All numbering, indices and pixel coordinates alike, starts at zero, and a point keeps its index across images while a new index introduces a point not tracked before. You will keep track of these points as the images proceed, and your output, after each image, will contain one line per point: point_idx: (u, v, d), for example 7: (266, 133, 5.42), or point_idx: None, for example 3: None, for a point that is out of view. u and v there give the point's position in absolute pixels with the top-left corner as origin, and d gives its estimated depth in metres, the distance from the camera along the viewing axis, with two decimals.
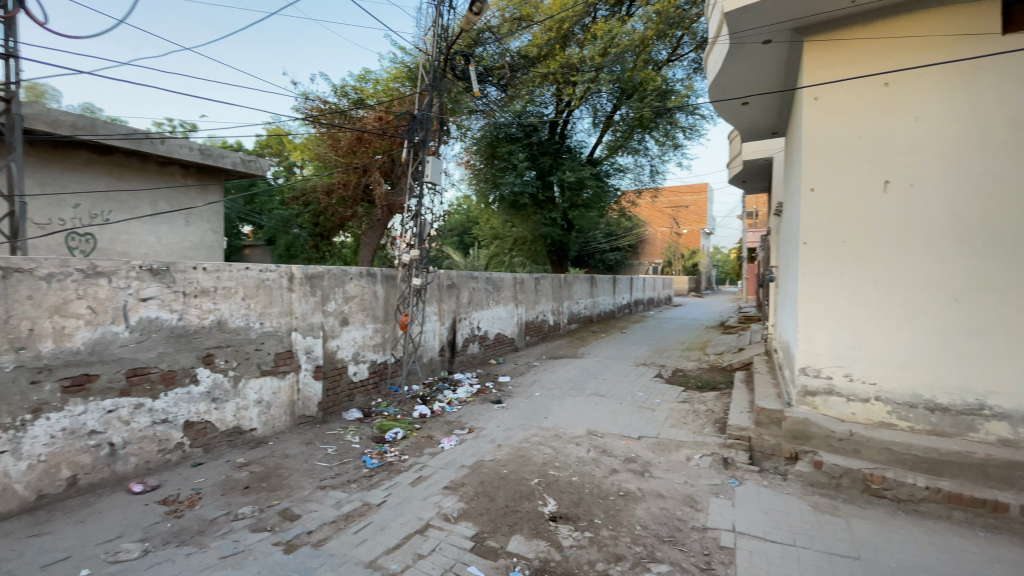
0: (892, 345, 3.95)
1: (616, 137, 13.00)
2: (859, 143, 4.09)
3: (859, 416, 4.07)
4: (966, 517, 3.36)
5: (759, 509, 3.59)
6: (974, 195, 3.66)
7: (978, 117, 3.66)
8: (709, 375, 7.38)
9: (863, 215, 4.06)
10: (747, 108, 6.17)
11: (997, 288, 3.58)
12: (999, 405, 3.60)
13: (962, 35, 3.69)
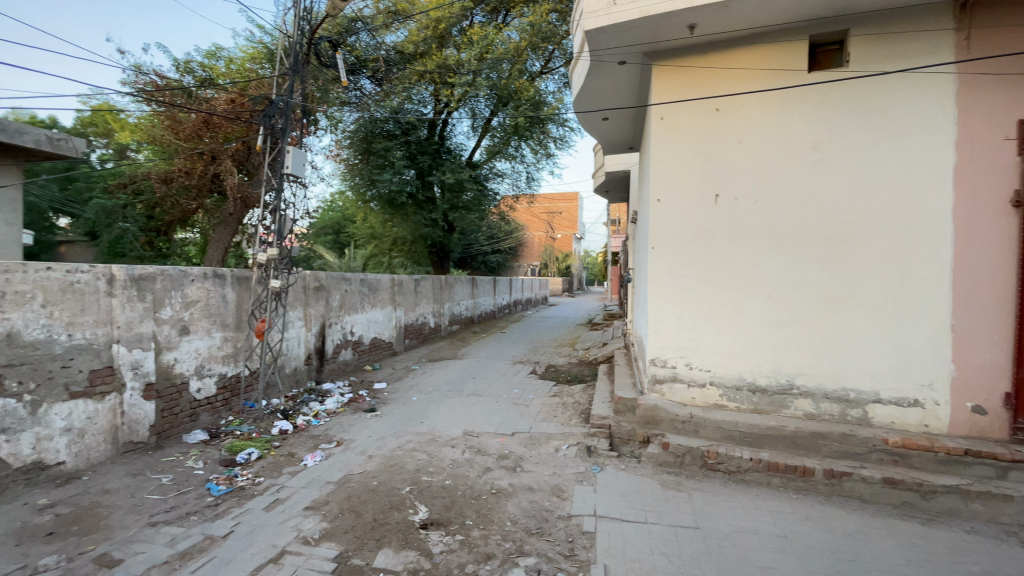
0: (723, 337, 4.56)
1: (494, 142, 13.23)
2: (696, 160, 4.66)
3: (698, 400, 4.64)
4: (783, 482, 3.92)
5: (617, 492, 3.89)
6: (782, 208, 4.36)
7: (784, 143, 4.35)
8: (578, 370, 7.86)
9: (700, 224, 4.64)
10: (607, 122, 6.74)
11: (799, 286, 4.30)
12: (803, 384, 4.29)
13: (773, 72, 4.37)
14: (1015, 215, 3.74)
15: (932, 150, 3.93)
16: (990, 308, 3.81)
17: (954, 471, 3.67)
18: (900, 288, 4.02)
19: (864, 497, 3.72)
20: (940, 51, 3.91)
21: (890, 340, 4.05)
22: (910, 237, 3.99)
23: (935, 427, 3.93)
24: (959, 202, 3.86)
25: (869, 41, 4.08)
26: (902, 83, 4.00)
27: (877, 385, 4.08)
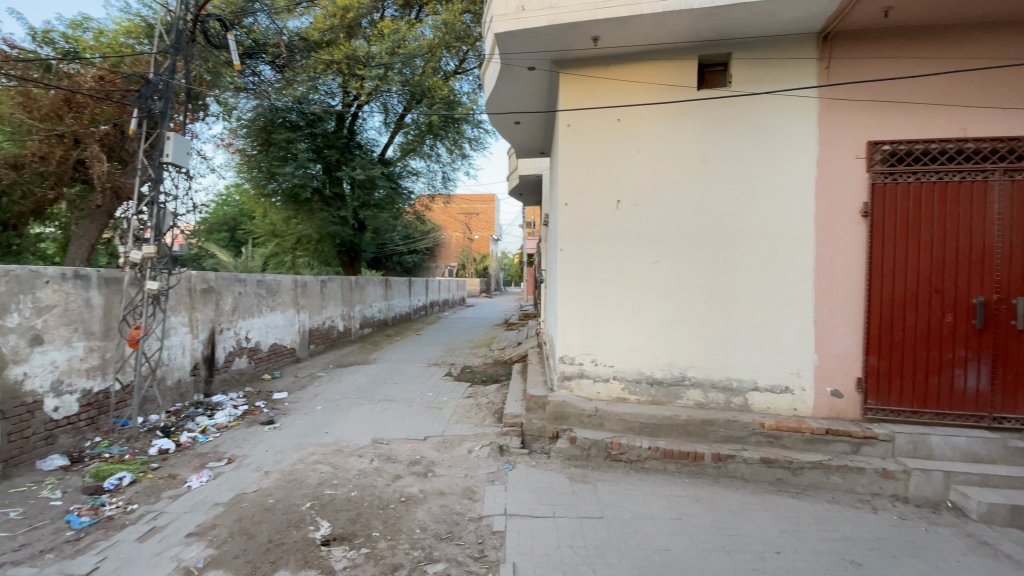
0: (625, 334, 4.82)
1: (407, 139, 12.90)
2: (600, 166, 4.88)
3: (602, 394, 4.86)
4: (677, 468, 4.23)
5: (527, 489, 3.96)
6: (675, 214, 4.71)
7: (678, 154, 4.70)
8: (493, 370, 7.91)
9: (603, 227, 4.87)
10: (519, 126, 6.88)
11: (690, 286, 4.67)
12: (694, 376, 4.66)
13: (668, 86, 4.70)
14: (862, 224, 4.34)
15: (798, 166, 4.45)
16: (843, 304, 4.39)
17: (817, 448, 4.18)
18: (773, 287, 4.50)
19: (745, 476, 4.11)
20: (804, 79, 4.44)
21: (765, 334, 4.52)
22: (781, 242, 4.48)
23: (802, 410, 4.45)
24: (819, 212, 4.41)
25: (747, 65, 4.54)
26: (774, 105, 4.49)
27: (755, 374, 4.54)
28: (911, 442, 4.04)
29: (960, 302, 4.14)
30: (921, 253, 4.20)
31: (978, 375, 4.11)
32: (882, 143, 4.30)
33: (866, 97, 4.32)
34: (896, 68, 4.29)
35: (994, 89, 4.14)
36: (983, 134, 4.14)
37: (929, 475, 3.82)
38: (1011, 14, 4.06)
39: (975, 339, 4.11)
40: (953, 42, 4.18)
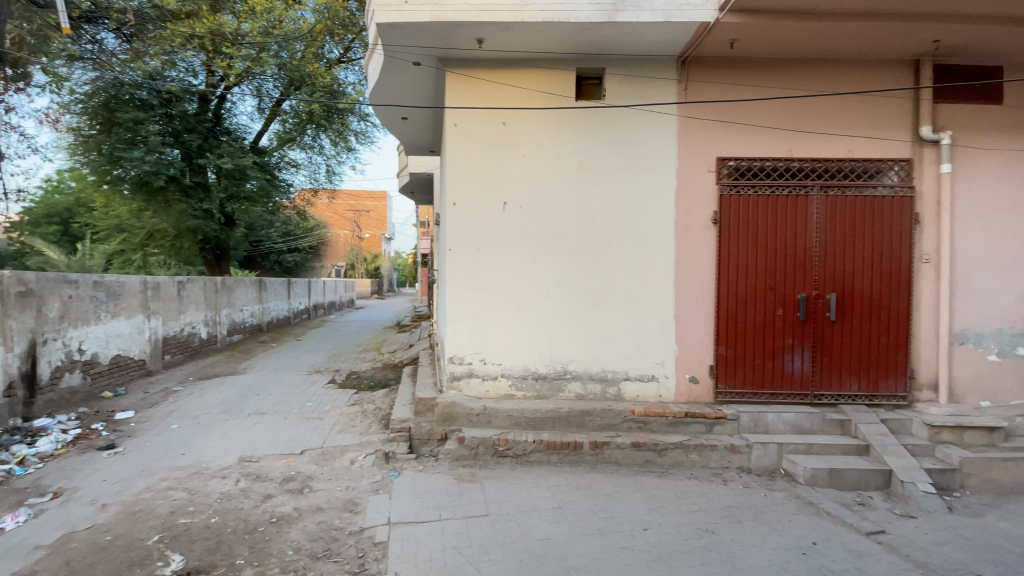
0: (512, 331, 4.94)
1: (286, 128, 11.93)
2: (486, 168, 4.94)
3: (490, 392, 4.93)
4: (559, 459, 4.43)
5: (413, 495, 3.86)
6: (557, 217, 4.93)
7: (559, 159, 4.93)
8: (381, 374, 7.62)
9: (490, 227, 4.94)
10: (407, 122, 6.75)
11: (571, 285, 4.92)
12: (575, 369, 4.92)
13: (549, 94, 4.91)
14: (713, 230, 4.91)
15: (662, 176, 4.91)
16: (699, 301, 4.94)
17: (679, 430, 4.65)
18: (642, 286, 4.93)
19: (619, 461, 4.43)
20: (666, 97, 4.90)
21: (636, 328, 4.93)
22: (648, 245, 4.92)
23: (666, 396, 4.93)
24: (680, 218, 4.91)
25: (619, 80, 4.90)
26: (642, 119, 4.90)
27: (628, 366, 4.92)
28: (753, 419, 4.66)
29: (787, 297, 4.87)
30: (759, 256, 4.87)
31: (802, 359, 4.87)
32: (729, 159, 4.90)
33: (716, 118, 4.89)
34: (740, 93, 4.90)
35: (813, 117, 4.90)
36: (804, 155, 4.90)
37: (766, 447, 4.44)
38: (823, 57, 4.86)
39: (798, 328, 4.87)
40: (782, 75, 4.89)
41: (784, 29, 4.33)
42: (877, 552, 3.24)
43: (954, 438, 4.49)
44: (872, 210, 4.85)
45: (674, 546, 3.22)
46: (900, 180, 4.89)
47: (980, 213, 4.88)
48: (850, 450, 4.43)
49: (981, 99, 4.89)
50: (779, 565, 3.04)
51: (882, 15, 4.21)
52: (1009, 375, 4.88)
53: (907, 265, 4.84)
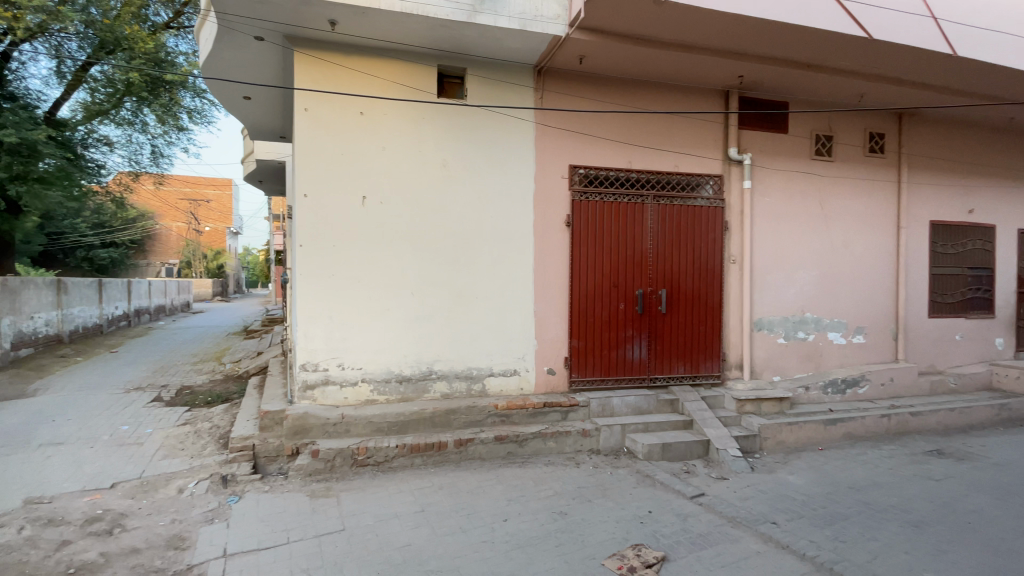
0: (373, 332, 4.72)
1: (95, 98, 9.90)
2: (341, 159, 4.64)
3: (349, 399, 4.65)
4: (423, 461, 4.34)
5: (256, 519, 3.46)
6: (419, 214, 4.82)
7: (420, 155, 4.83)
8: (222, 388, 6.72)
9: (347, 223, 4.65)
10: (250, 103, 6.06)
11: (434, 284, 4.86)
12: (439, 369, 4.87)
13: (410, 88, 4.80)
14: (567, 232, 5.25)
15: (521, 178, 5.10)
16: (556, 298, 5.24)
17: (537, 420, 4.88)
18: (504, 284, 5.07)
19: (482, 456, 4.50)
20: (525, 103, 5.11)
21: (499, 325, 5.06)
22: (509, 244, 5.08)
23: (527, 388, 5.15)
24: (537, 219, 5.16)
25: (480, 82, 4.98)
26: (502, 122, 5.03)
27: (491, 362, 5.03)
28: (601, 404, 5.09)
29: (629, 293, 5.42)
30: (605, 256, 5.33)
31: (641, 348, 5.46)
32: (580, 167, 5.29)
33: (569, 126, 5.24)
34: (590, 105, 5.30)
35: (650, 133, 5.51)
36: (642, 167, 5.49)
37: (612, 429, 4.87)
38: (657, 81, 5.49)
39: (638, 321, 5.45)
40: (625, 92, 5.41)
41: (625, 50, 4.79)
42: (699, 512, 3.75)
43: (755, 408, 5.41)
44: (693, 217, 5.62)
45: (531, 533, 3.36)
46: (714, 192, 5.74)
47: (771, 222, 5.95)
48: (678, 425, 5.08)
49: (772, 128, 5.96)
50: (623, 536, 3.35)
51: (700, 49, 4.90)
52: (791, 354, 6.04)
53: (720, 264, 5.71)
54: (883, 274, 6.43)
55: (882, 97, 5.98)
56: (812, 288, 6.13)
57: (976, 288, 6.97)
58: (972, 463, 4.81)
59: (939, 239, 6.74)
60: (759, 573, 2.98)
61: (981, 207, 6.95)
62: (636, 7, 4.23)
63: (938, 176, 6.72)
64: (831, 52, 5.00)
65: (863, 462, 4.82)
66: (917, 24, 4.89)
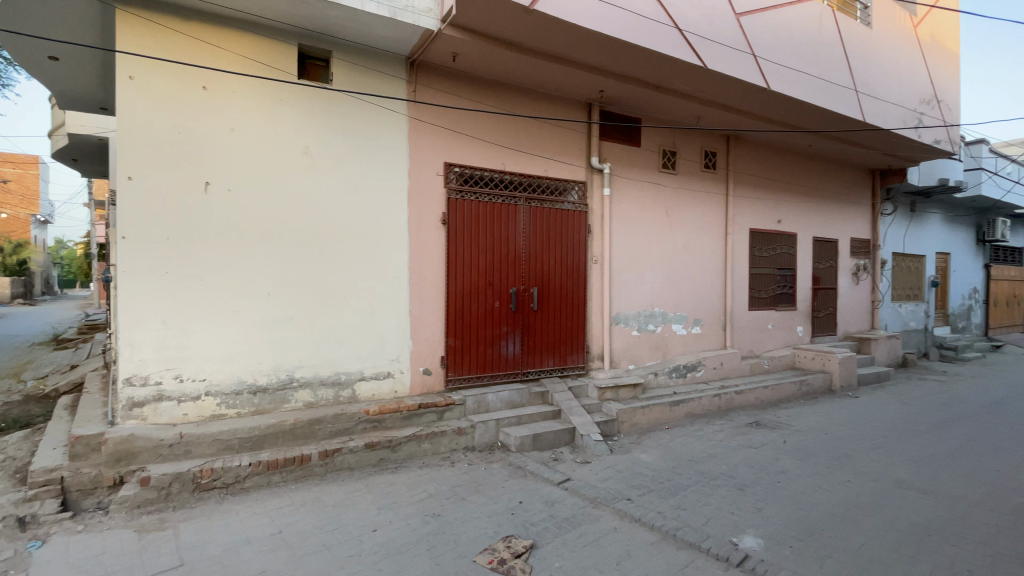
0: (219, 339, 4.20)
1: None
2: (179, 139, 4.05)
3: (190, 416, 4.09)
4: (282, 478, 3.97)
5: (64, 567, 2.86)
6: (277, 206, 4.40)
7: (278, 141, 4.41)
8: (18, 412, 5.47)
9: (186, 214, 4.07)
10: (58, 64, 5.00)
11: (295, 283, 4.48)
12: (301, 376, 4.51)
13: (265, 66, 4.37)
14: (441, 230, 5.19)
15: (392, 172, 4.92)
16: (430, 297, 5.16)
17: (412, 422, 4.76)
18: (376, 284, 4.86)
19: (352, 466, 4.25)
20: (396, 94, 4.94)
21: (368, 327, 4.83)
22: (380, 242, 4.87)
23: (401, 390, 5.01)
24: (410, 216, 5.02)
25: (347, 68, 4.70)
26: (372, 112, 4.81)
27: (362, 365, 4.79)
28: (476, 401, 5.14)
29: (502, 292, 5.54)
30: (480, 255, 5.39)
31: (514, 345, 5.62)
32: (455, 165, 5.27)
33: (443, 123, 5.19)
34: (464, 104, 5.32)
35: (521, 136, 5.70)
36: (514, 169, 5.65)
37: (486, 425, 4.95)
38: (527, 86, 5.70)
39: (511, 318, 5.60)
40: (498, 95, 5.53)
41: (497, 53, 4.89)
42: (564, 497, 3.98)
43: (614, 395, 5.92)
44: (561, 219, 5.95)
45: (401, 540, 3.26)
46: (579, 197, 6.14)
47: (627, 226, 6.54)
48: (548, 415, 5.35)
49: (628, 141, 6.55)
50: (494, 530, 3.42)
51: (566, 60, 5.19)
52: (644, 344, 6.72)
53: (584, 264, 6.12)
54: (715, 274, 7.46)
55: (716, 120, 6.92)
56: (660, 286, 6.88)
57: (783, 286, 8.42)
58: (780, 431, 5.80)
59: (757, 244, 8.01)
60: (615, 548, 3.25)
61: (787, 219, 8.42)
62: (506, 12, 4.34)
63: (756, 191, 7.98)
64: (676, 76, 5.64)
65: (701, 437, 5.53)
66: (742, 60, 5.72)
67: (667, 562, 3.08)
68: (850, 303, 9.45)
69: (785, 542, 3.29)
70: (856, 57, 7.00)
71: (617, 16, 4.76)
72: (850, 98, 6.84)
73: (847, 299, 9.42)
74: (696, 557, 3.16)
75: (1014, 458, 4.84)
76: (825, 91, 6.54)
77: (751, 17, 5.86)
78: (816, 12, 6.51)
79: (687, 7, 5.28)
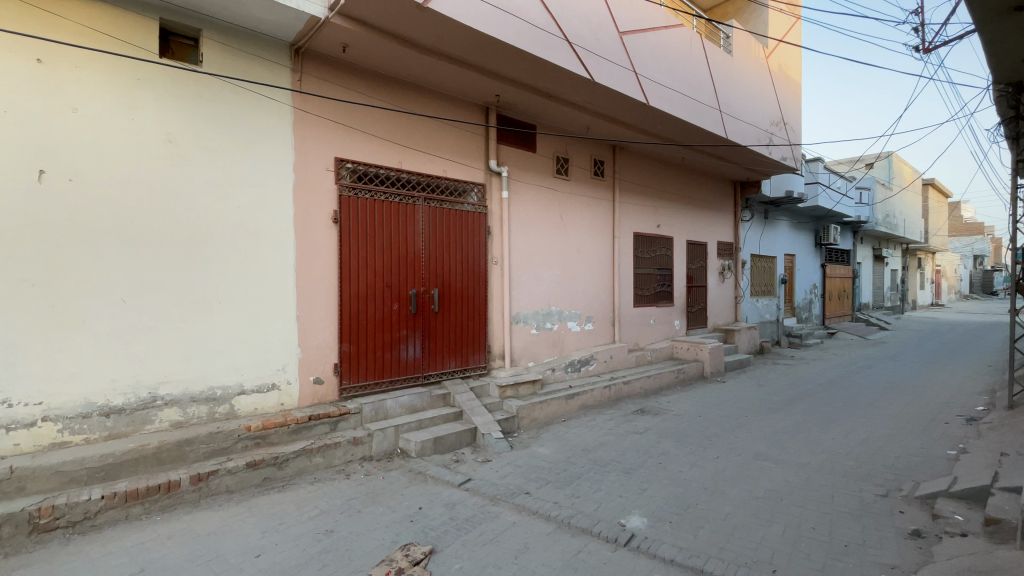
0: (61, 354, 3.59)
1: None
2: (0, 117, 3.39)
3: (24, 446, 3.45)
4: (145, 509, 3.50)
5: None
6: (133, 200, 3.87)
7: (133, 126, 3.88)
8: None
9: (14, 207, 3.42)
10: None
11: (158, 288, 3.98)
12: (167, 393, 4.01)
13: (117, 40, 3.84)
14: (333, 229, 4.92)
15: (275, 168, 4.57)
16: (321, 301, 4.87)
17: (301, 436, 4.46)
18: (257, 288, 4.48)
19: (230, 488, 3.87)
20: (279, 83, 4.60)
21: (248, 335, 4.44)
22: (261, 242, 4.50)
23: (288, 403, 4.68)
24: (296, 215, 4.70)
25: (221, 49, 4.28)
26: (251, 101, 4.43)
27: (241, 377, 4.40)
28: (374, 408, 4.95)
29: (402, 293, 5.40)
30: (377, 255, 5.20)
31: (414, 348, 5.50)
32: (347, 161, 5.03)
33: (333, 117, 4.93)
34: (357, 98, 5.11)
35: (418, 135, 5.61)
36: (412, 168, 5.54)
37: (385, 432, 4.79)
38: (423, 85, 5.63)
39: (411, 321, 5.48)
40: (393, 91, 5.40)
41: (390, 48, 4.78)
42: (465, 498, 4.00)
43: (514, 392, 6.07)
44: (460, 221, 5.96)
45: (288, 562, 3.04)
46: (478, 199, 6.20)
47: (525, 228, 6.74)
48: (449, 417, 5.32)
49: (524, 146, 6.76)
50: (392, 539, 3.32)
51: (461, 61, 5.22)
52: (541, 342, 6.97)
53: (484, 265, 6.19)
54: (605, 275, 7.98)
55: (603, 130, 7.42)
56: (556, 285, 7.19)
57: (662, 284, 9.24)
58: (662, 416, 6.36)
59: (640, 246, 8.71)
60: (514, 542, 3.33)
61: (666, 223, 9.26)
62: (399, 8, 4.26)
63: (639, 198, 8.68)
64: (567, 86, 5.94)
65: (594, 427, 5.89)
66: (625, 75, 6.18)
67: (563, 550, 3.23)
68: (718, 299, 10.65)
69: (665, 518, 3.62)
70: (720, 81, 7.91)
71: (510, 23, 4.90)
72: (715, 117, 7.71)
73: (716, 295, 10.60)
74: (589, 541, 3.35)
75: (844, 427, 5.79)
76: (695, 109, 7.30)
77: (634, 37, 6.37)
78: (687, 37, 7.25)
79: (576, 22, 5.59)
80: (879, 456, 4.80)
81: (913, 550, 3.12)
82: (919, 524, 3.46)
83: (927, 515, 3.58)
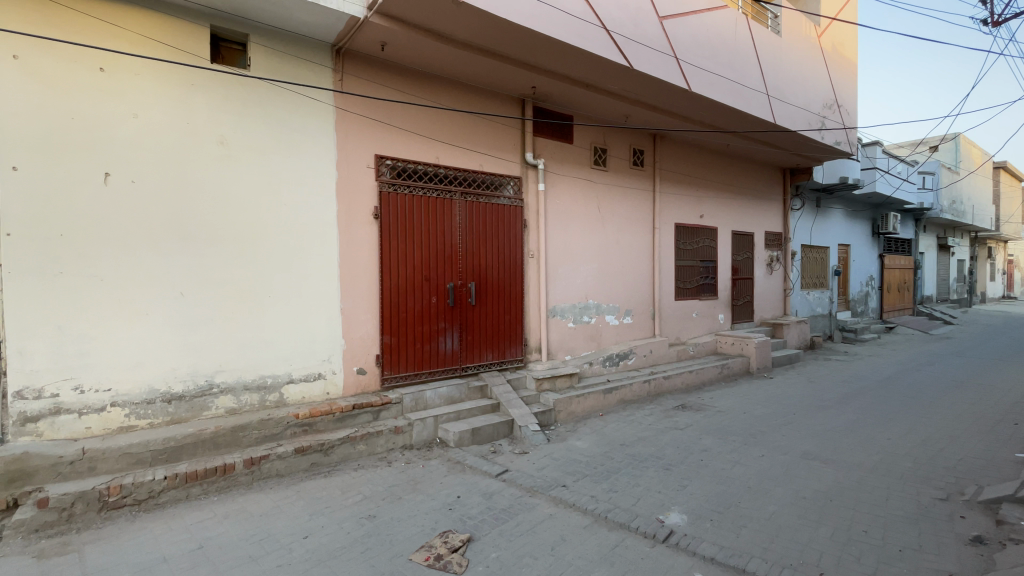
0: (127, 343, 3.87)
1: None
2: (70, 125, 3.67)
3: (95, 429, 3.75)
4: (203, 490, 3.73)
5: None
6: (188, 199, 4.09)
7: (187, 129, 4.09)
8: None
9: (84, 208, 3.70)
10: None
11: (212, 282, 4.20)
12: (222, 381, 4.25)
13: (173, 48, 4.07)
14: (373, 225, 5.05)
15: (318, 166, 4.72)
16: (364, 294, 5.03)
17: (346, 424, 4.64)
18: (302, 282, 4.66)
19: (280, 472, 4.07)
20: (322, 83, 4.75)
21: (296, 326, 4.64)
22: (306, 237, 4.67)
23: (334, 392, 4.87)
24: (338, 211, 4.84)
25: (266, 53, 4.45)
26: (294, 102, 4.59)
27: (289, 367, 4.61)
28: (414, 399, 5.08)
29: (440, 286, 5.48)
30: (416, 250, 5.30)
31: (452, 340, 5.58)
32: (387, 158, 5.14)
33: (372, 115, 5.04)
34: (395, 96, 5.19)
35: (455, 130, 5.66)
36: (449, 163, 5.60)
37: (425, 422, 4.90)
38: (460, 80, 5.66)
39: (449, 313, 5.56)
40: (430, 87, 5.46)
41: (427, 44, 4.83)
42: (502, 488, 4.05)
43: (551, 385, 6.07)
44: (497, 214, 5.98)
45: (334, 544, 3.17)
46: (515, 193, 6.20)
47: (561, 221, 6.69)
48: (486, 409, 5.40)
49: (561, 138, 6.69)
50: (430, 526, 3.41)
51: (496, 54, 5.21)
52: (579, 335, 6.93)
53: (521, 258, 6.19)
54: (645, 267, 7.83)
55: (643, 119, 7.24)
56: (593, 278, 7.11)
57: (706, 276, 8.95)
58: (704, 412, 6.21)
59: (682, 238, 8.47)
60: (550, 534, 3.34)
61: (709, 214, 8.96)
62: (435, 4, 4.29)
63: (681, 188, 8.43)
64: (604, 74, 5.81)
65: (632, 422, 5.80)
66: (665, 60, 5.99)
67: (599, 544, 3.21)
68: (765, 292, 10.24)
69: (706, 516, 3.53)
70: (767, 63, 7.54)
71: (545, 12, 4.84)
72: (762, 101, 7.36)
73: (763, 288, 10.19)
74: (626, 536, 3.32)
75: (901, 426, 5.47)
76: (741, 94, 7.01)
77: (676, 22, 6.17)
78: (733, 18, 6.95)
79: (614, 8, 5.46)
80: (940, 458, 4.50)
81: (974, 557, 2.92)
82: (982, 530, 3.23)
83: (990, 521, 3.33)
